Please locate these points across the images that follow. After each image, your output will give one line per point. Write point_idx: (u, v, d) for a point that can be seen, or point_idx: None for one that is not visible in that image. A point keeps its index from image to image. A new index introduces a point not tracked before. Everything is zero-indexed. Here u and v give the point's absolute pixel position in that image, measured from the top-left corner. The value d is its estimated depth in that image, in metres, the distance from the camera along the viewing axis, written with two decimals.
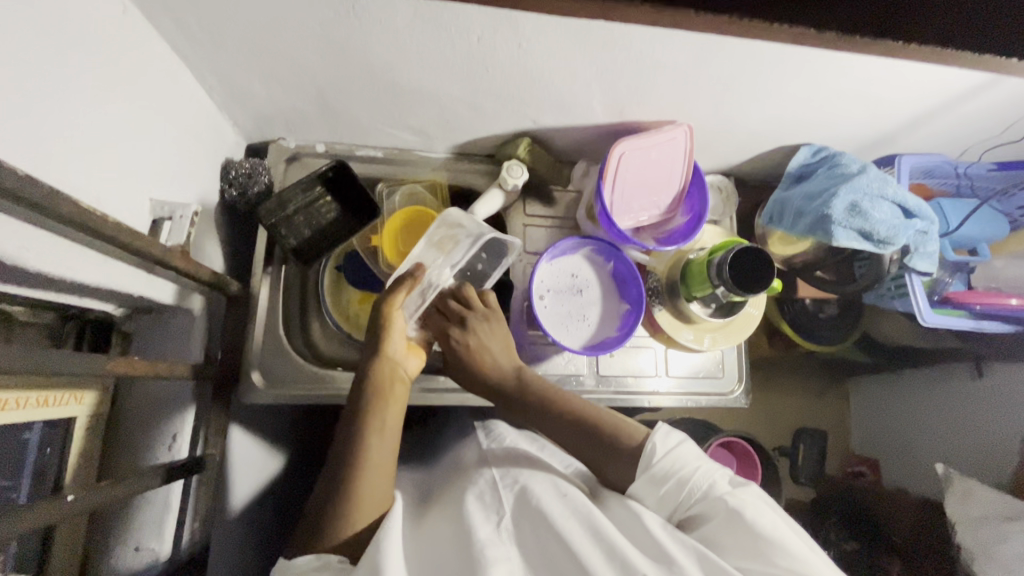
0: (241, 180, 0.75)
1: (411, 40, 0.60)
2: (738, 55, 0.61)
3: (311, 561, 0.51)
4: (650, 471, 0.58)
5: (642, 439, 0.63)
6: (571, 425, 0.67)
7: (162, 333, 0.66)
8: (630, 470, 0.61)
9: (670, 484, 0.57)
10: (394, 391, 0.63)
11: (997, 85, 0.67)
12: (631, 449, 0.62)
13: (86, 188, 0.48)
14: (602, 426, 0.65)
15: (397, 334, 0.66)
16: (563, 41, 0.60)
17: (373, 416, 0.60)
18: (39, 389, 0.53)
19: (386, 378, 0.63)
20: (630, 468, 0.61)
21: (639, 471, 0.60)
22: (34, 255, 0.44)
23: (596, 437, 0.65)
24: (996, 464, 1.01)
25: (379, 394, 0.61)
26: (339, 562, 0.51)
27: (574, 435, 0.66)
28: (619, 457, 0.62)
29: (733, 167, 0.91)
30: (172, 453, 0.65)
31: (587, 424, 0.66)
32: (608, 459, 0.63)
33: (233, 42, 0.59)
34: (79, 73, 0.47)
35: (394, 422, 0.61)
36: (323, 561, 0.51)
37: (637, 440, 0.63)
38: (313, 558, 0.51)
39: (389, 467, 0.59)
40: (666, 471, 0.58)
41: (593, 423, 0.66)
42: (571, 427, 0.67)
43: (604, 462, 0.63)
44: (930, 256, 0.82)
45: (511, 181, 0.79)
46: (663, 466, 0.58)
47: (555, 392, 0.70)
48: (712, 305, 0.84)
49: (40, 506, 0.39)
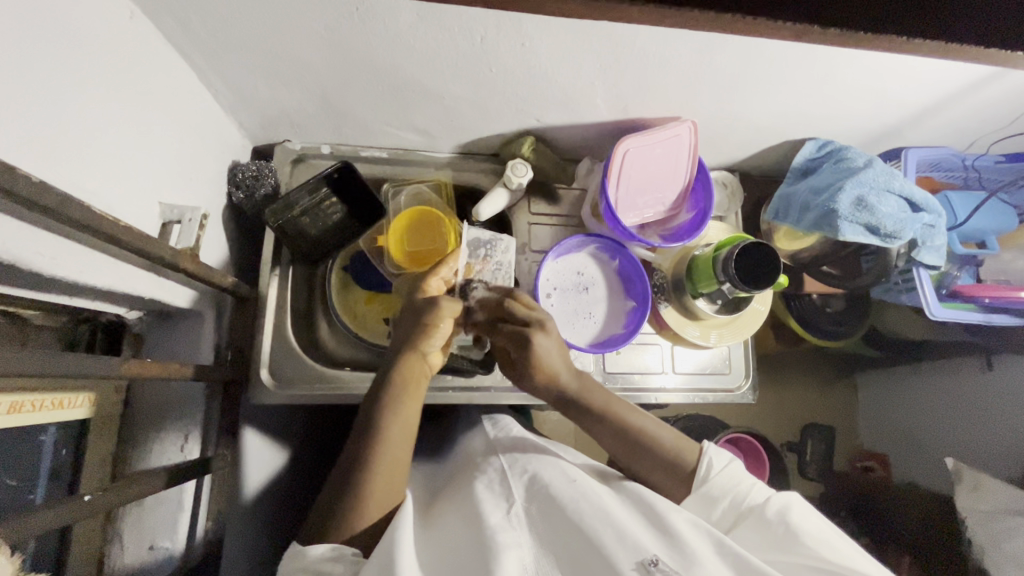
0: (247, 182, 0.76)
1: (415, 41, 0.60)
2: (740, 51, 0.61)
3: (325, 552, 0.51)
4: (701, 490, 0.60)
5: (696, 466, 0.63)
6: (627, 443, 0.65)
7: (172, 336, 0.67)
8: (682, 488, 0.62)
9: (720, 503, 0.59)
10: (415, 388, 0.63)
11: (1004, 77, 0.66)
12: (682, 467, 0.63)
13: (96, 193, 0.49)
14: (661, 450, 0.64)
15: (441, 335, 0.66)
16: (564, 38, 0.60)
17: (396, 410, 0.60)
18: (52, 391, 0.54)
19: (414, 375, 0.63)
20: (682, 486, 0.62)
21: (690, 488, 0.62)
22: (48, 259, 0.45)
23: (650, 455, 0.64)
24: (1007, 457, 1.01)
25: (403, 388, 0.61)
26: (354, 555, 0.52)
27: (627, 450, 0.66)
28: (672, 484, 0.63)
29: (738, 163, 0.91)
30: (183, 454, 0.67)
31: (644, 446, 0.64)
32: (658, 477, 0.64)
33: (239, 46, 0.60)
34: (89, 80, 0.47)
35: (416, 416, 0.62)
36: (338, 550, 0.51)
37: (691, 470, 0.62)
38: (328, 546, 0.51)
39: (406, 453, 0.60)
40: (713, 490, 0.60)
41: (650, 445, 0.64)
42: (627, 443, 0.65)
43: (654, 478, 0.64)
44: (938, 250, 0.82)
45: (516, 180, 0.79)
46: (709, 487, 0.60)
47: (609, 408, 0.67)
48: (719, 301, 0.83)
49: (57, 506, 0.40)
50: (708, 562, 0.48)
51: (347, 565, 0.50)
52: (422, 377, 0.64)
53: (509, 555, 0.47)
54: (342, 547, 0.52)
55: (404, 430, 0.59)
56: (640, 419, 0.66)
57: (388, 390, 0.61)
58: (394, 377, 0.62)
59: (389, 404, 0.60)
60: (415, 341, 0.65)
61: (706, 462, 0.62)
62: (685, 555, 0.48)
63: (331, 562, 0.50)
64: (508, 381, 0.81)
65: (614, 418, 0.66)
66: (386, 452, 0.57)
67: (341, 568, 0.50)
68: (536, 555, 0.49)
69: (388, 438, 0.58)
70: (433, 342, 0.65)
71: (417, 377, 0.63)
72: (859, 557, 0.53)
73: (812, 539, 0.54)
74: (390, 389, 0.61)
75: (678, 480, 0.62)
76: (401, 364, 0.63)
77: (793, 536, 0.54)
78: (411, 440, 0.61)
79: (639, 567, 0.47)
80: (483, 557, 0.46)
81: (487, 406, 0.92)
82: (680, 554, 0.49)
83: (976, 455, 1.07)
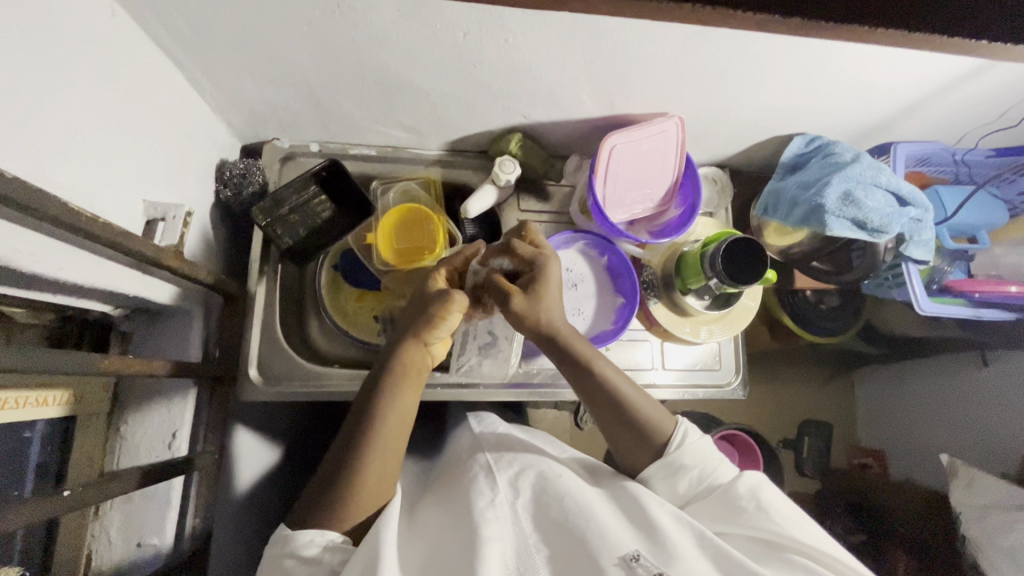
0: (234, 180, 0.76)
1: (400, 38, 0.60)
2: (725, 45, 0.61)
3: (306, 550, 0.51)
4: (670, 459, 0.61)
5: (667, 440, 0.62)
6: (605, 394, 0.65)
7: (160, 334, 0.67)
8: (648, 455, 0.63)
9: (686, 475, 0.60)
10: (412, 381, 0.63)
11: (991, 70, 0.66)
12: (654, 437, 0.63)
13: (77, 190, 0.49)
14: (638, 415, 0.64)
15: (444, 328, 0.66)
16: (548, 34, 0.60)
17: (394, 406, 0.60)
18: (37, 388, 0.54)
19: (412, 367, 0.63)
20: (650, 453, 0.63)
21: (658, 455, 0.62)
22: (28, 256, 0.45)
23: (626, 419, 0.64)
24: (1002, 453, 1.01)
25: (402, 378, 0.62)
26: (342, 543, 0.52)
27: (606, 411, 0.65)
28: (641, 448, 0.63)
29: (727, 159, 0.91)
30: (171, 451, 0.67)
31: (624, 407, 0.64)
32: (627, 437, 0.64)
33: (224, 44, 0.60)
34: (70, 75, 0.48)
35: (412, 410, 0.62)
36: (329, 540, 0.51)
37: (662, 443, 0.62)
38: (319, 535, 0.51)
39: (399, 446, 0.60)
40: (683, 462, 0.60)
41: (627, 406, 0.64)
42: (609, 402, 0.65)
43: (623, 439, 0.64)
44: (926, 244, 0.81)
45: (504, 177, 0.79)
46: (680, 456, 0.60)
47: (596, 365, 0.66)
48: (707, 297, 0.83)
49: (37, 501, 0.40)
50: (690, 559, 0.48)
51: (337, 554, 0.50)
52: (421, 369, 0.65)
53: (491, 547, 0.47)
54: (332, 536, 0.52)
55: (400, 419, 0.60)
56: (624, 382, 0.66)
57: (390, 378, 0.62)
58: (395, 367, 0.63)
59: (385, 401, 0.60)
60: (418, 331, 0.65)
61: (680, 433, 0.62)
62: (667, 549, 0.48)
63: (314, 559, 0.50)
64: (496, 378, 0.81)
65: (600, 377, 0.65)
66: (381, 440, 0.58)
67: (330, 559, 0.50)
68: (518, 547, 0.49)
69: (381, 435, 0.58)
70: (437, 334, 0.66)
71: (416, 369, 0.64)
72: (823, 538, 0.55)
73: (780, 517, 0.54)
74: (390, 378, 0.62)
75: (649, 448, 0.63)
76: (404, 352, 0.64)
77: (763, 514, 0.54)
78: (407, 430, 0.61)
79: (621, 562, 0.47)
80: (467, 553, 0.46)
81: (478, 404, 0.92)
82: (662, 547, 0.49)
83: (971, 451, 1.06)
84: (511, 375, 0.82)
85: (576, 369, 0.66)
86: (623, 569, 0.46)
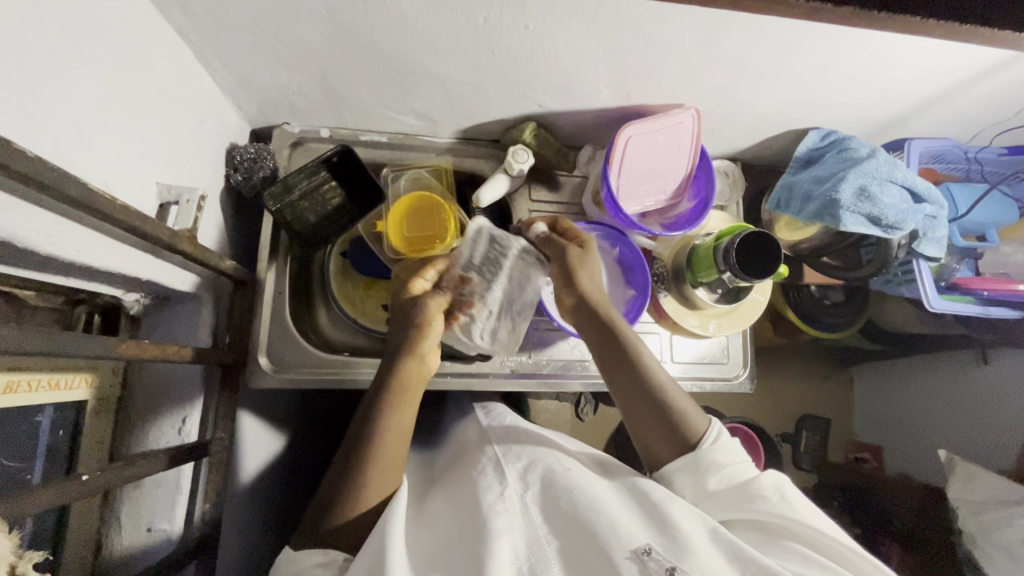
0: (245, 165, 0.75)
1: (417, 23, 0.59)
2: (747, 35, 0.60)
3: (317, 558, 0.51)
4: (700, 455, 0.60)
5: (699, 437, 0.62)
6: (636, 371, 0.66)
7: (171, 319, 0.66)
8: (676, 449, 0.62)
9: (717, 473, 0.59)
10: (411, 393, 0.62)
11: (1012, 66, 0.66)
12: (684, 429, 0.63)
13: (93, 173, 0.48)
14: (670, 403, 0.64)
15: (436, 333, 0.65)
16: (569, 21, 0.59)
17: (394, 408, 0.59)
18: (47, 371, 0.54)
19: (411, 381, 0.62)
20: (678, 447, 0.62)
21: (687, 450, 0.62)
22: (45, 239, 0.44)
23: (659, 408, 0.64)
24: (1000, 449, 1.02)
25: (401, 395, 0.60)
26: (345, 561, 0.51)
27: (639, 403, 0.65)
28: (670, 437, 0.63)
29: (740, 152, 0.90)
30: (181, 437, 0.66)
31: (657, 396, 0.65)
32: (658, 429, 0.64)
33: (237, 25, 0.59)
34: (85, 54, 0.46)
35: (411, 418, 0.61)
36: (330, 558, 0.51)
37: (694, 438, 0.62)
38: (321, 553, 0.51)
39: (401, 448, 0.59)
40: (716, 458, 0.60)
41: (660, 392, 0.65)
42: (641, 387, 0.65)
43: (652, 426, 0.64)
44: (939, 241, 0.82)
45: (517, 166, 0.78)
46: (713, 453, 0.61)
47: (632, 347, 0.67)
48: (719, 291, 0.84)
49: (56, 486, 0.40)
50: (704, 552, 0.48)
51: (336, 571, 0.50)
52: (418, 381, 0.63)
53: (501, 540, 0.47)
54: (335, 554, 0.51)
55: (400, 430, 0.59)
56: (666, 377, 0.66)
57: (384, 395, 0.60)
58: (392, 382, 0.61)
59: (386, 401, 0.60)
60: (412, 344, 0.63)
61: (712, 432, 0.63)
62: (676, 542, 0.49)
63: (322, 568, 0.50)
64: (506, 368, 0.81)
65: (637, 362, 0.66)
66: (388, 432, 0.58)
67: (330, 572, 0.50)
68: (530, 538, 0.49)
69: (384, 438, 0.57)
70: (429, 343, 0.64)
71: (414, 381, 0.62)
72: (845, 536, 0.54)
73: (804, 513, 0.55)
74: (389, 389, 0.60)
75: (680, 443, 0.62)
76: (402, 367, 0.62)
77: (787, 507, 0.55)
78: (406, 443, 0.60)
79: (633, 556, 0.47)
80: (479, 543, 0.46)
81: (485, 394, 0.92)
82: (672, 541, 0.49)
83: (970, 447, 1.08)
84: (521, 365, 0.82)
85: (615, 352, 0.67)
86: (634, 562, 0.46)
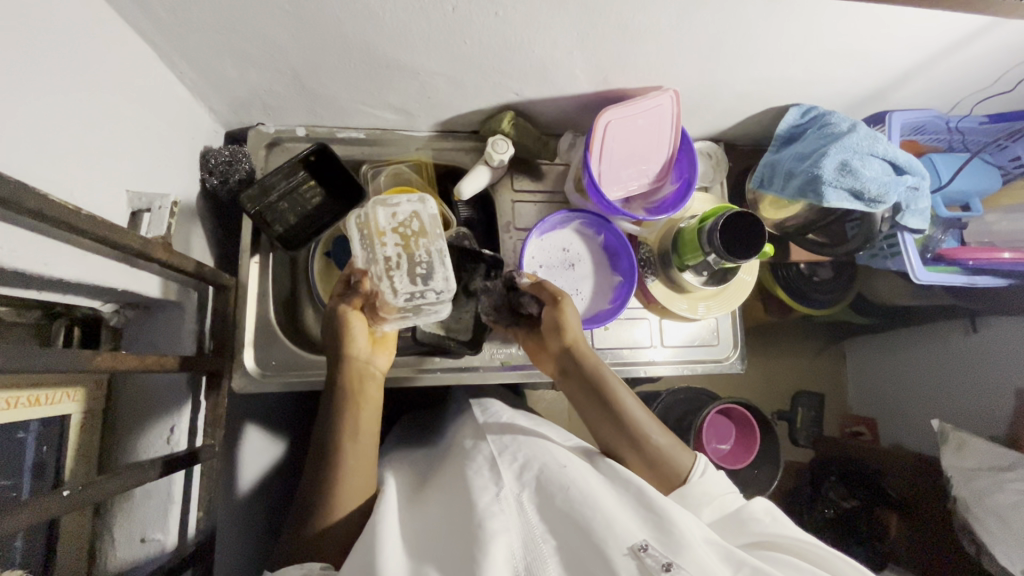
0: (221, 168, 0.74)
1: (385, 14, 0.58)
2: (721, 12, 0.60)
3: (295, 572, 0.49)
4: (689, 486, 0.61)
5: (686, 473, 0.63)
6: (611, 416, 0.67)
7: (153, 328, 0.65)
8: (662, 485, 0.63)
9: (709, 504, 0.60)
10: (363, 398, 0.64)
11: (990, 32, 0.65)
12: (669, 467, 0.63)
13: (57, 182, 0.47)
14: (650, 443, 0.64)
15: (359, 332, 0.65)
16: (540, 5, 0.58)
17: (349, 422, 0.61)
18: (27, 387, 0.53)
19: (358, 385, 0.64)
20: (664, 483, 0.63)
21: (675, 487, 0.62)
22: (10, 252, 0.43)
23: (641, 449, 0.64)
24: (992, 416, 1.03)
25: (351, 401, 0.63)
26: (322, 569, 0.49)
27: (622, 444, 0.66)
28: (654, 475, 0.63)
29: (722, 133, 0.90)
30: (170, 445, 0.66)
31: (638, 438, 0.65)
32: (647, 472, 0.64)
33: (200, 24, 0.57)
34: (41, 59, 0.45)
35: (372, 421, 0.63)
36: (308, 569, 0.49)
37: (682, 474, 0.62)
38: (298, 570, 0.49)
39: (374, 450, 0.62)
40: (707, 491, 0.61)
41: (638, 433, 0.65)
42: (619, 428, 0.67)
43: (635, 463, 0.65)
44: (922, 213, 0.82)
45: (497, 157, 0.77)
46: (704, 484, 0.61)
47: (609, 391, 0.69)
48: (705, 273, 0.83)
49: (38, 502, 0.39)
50: (699, 548, 0.48)
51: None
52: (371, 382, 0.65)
53: (497, 541, 0.46)
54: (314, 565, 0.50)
55: (360, 439, 0.61)
56: (643, 416, 0.67)
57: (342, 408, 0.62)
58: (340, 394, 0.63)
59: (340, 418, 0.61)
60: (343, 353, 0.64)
61: (699, 466, 0.63)
62: (672, 537, 0.49)
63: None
64: (496, 360, 0.81)
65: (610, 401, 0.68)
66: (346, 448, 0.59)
67: None
68: (525, 538, 0.49)
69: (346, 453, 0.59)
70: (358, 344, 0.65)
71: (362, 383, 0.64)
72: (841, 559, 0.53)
73: (797, 531, 0.56)
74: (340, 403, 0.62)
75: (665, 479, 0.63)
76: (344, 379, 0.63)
77: (779, 524, 0.56)
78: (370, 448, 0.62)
79: (630, 553, 0.46)
80: (473, 546, 0.46)
81: (478, 387, 0.92)
82: (667, 536, 0.49)
83: (959, 416, 1.09)
84: (511, 357, 0.81)
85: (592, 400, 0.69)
86: (632, 559, 0.46)
